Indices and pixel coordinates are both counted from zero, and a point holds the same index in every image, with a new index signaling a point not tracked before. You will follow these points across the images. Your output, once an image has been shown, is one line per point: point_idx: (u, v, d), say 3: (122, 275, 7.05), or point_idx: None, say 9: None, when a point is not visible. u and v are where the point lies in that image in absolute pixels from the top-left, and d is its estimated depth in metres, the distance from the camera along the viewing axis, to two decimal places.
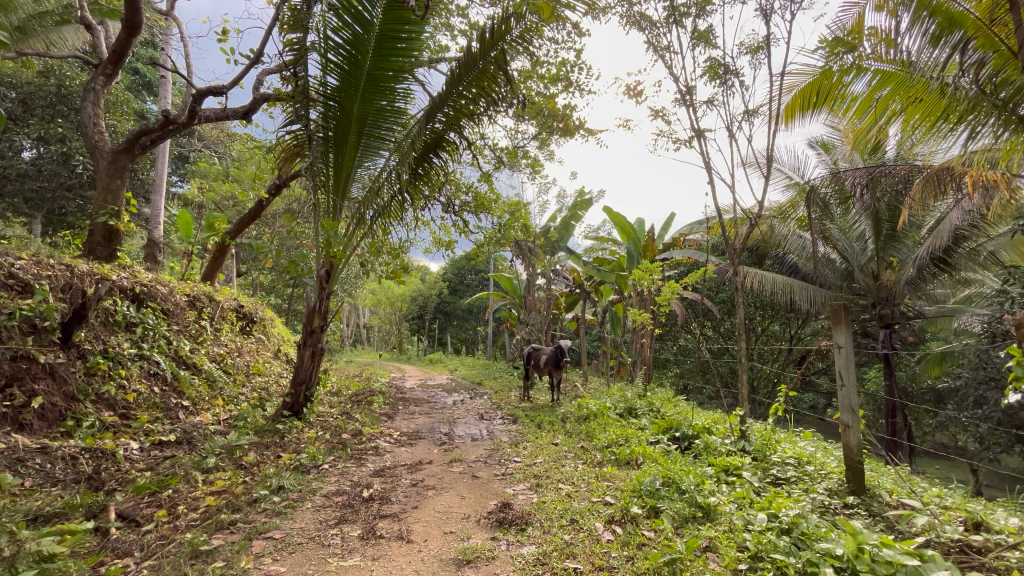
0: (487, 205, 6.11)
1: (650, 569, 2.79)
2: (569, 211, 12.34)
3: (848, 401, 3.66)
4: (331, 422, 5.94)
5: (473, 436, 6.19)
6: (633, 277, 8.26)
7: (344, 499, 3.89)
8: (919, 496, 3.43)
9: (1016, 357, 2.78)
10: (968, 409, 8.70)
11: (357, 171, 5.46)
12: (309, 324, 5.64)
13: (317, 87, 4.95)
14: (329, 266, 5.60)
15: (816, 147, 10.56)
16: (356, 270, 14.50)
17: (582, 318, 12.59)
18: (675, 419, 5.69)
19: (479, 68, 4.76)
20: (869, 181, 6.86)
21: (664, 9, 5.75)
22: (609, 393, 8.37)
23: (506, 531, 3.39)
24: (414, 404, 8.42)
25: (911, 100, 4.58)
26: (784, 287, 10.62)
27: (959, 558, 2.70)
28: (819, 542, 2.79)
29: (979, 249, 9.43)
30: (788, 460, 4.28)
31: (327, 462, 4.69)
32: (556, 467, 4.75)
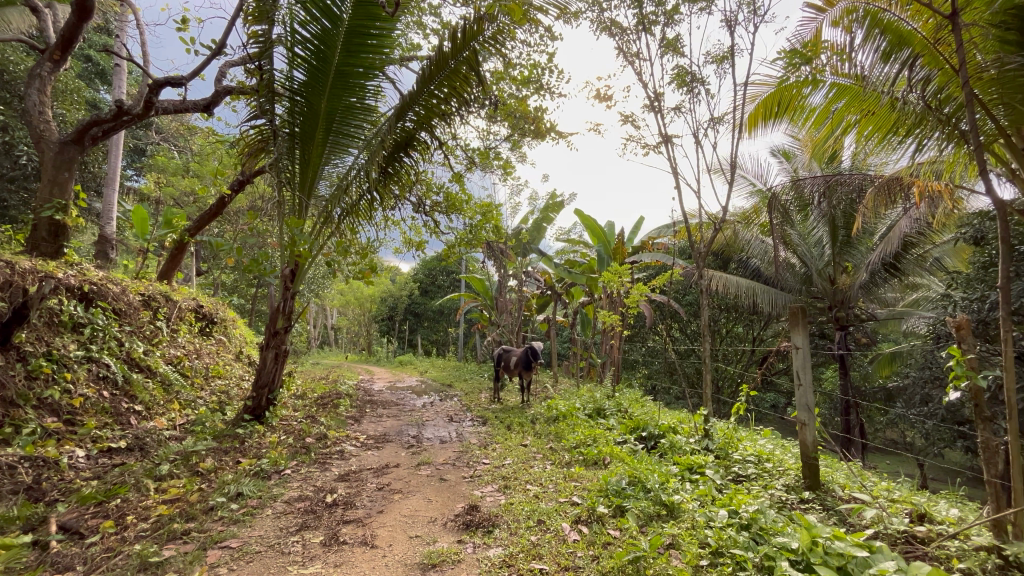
0: (458, 206, 5.92)
1: (614, 568, 2.82)
2: (541, 213, 12.42)
3: (805, 400, 3.82)
4: (295, 426, 5.77)
5: (441, 438, 6.13)
6: (602, 280, 8.34)
7: (307, 505, 3.79)
8: (869, 490, 3.59)
9: (955, 356, 2.94)
10: (916, 406, 9.18)
11: (325, 168, 5.36)
12: (273, 325, 5.48)
13: (284, 82, 4.83)
14: (295, 265, 5.45)
15: (777, 155, 10.96)
16: (323, 270, 14.18)
17: (553, 319, 12.68)
18: (642, 420, 5.79)
19: (451, 68, 4.73)
20: (827, 189, 7.22)
21: (634, 17, 5.87)
22: (578, 394, 8.45)
23: (472, 534, 3.37)
24: (382, 407, 8.28)
25: (864, 112, 4.78)
26: (747, 290, 10.97)
27: (905, 549, 2.85)
28: (776, 536, 2.89)
29: (926, 256, 10.00)
30: (749, 458, 4.42)
31: (289, 467, 4.56)
32: (525, 468, 4.76)
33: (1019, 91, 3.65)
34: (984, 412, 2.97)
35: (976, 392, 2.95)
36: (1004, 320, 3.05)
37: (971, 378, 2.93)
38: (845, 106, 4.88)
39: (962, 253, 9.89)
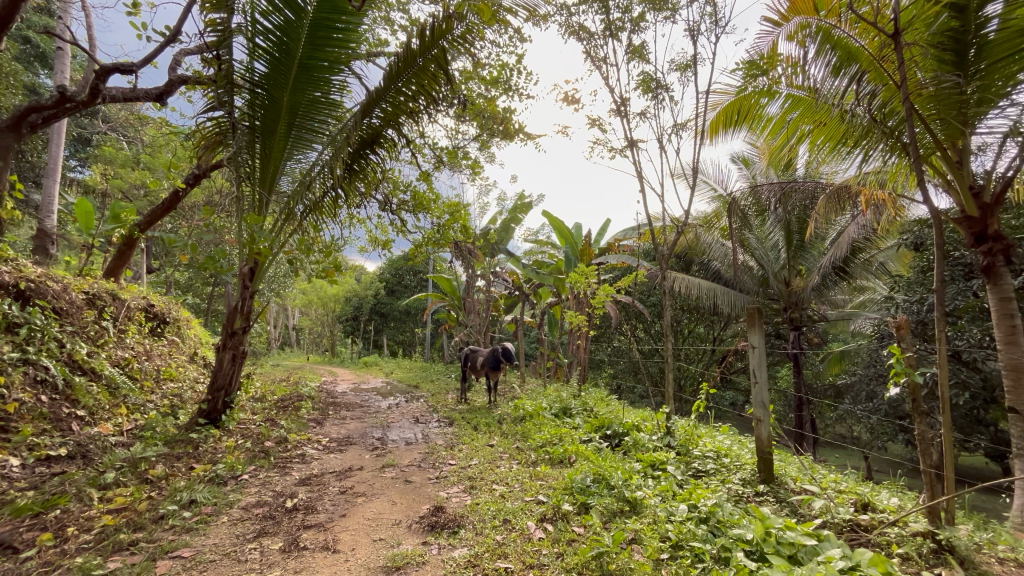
0: (425, 205, 5.77)
1: (579, 565, 2.85)
2: (509, 213, 12.44)
3: (761, 397, 3.99)
4: (253, 430, 5.56)
5: (407, 440, 6.06)
6: (569, 281, 8.44)
7: (265, 510, 3.67)
8: (818, 482, 3.78)
9: (896, 354, 3.15)
10: (862, 402, 9.72)
11: (287, 163, 5.21)
12: (230, 326, 5.27)
13: (244, 73, 4.66)
14: (254, 263, 5.26)
15: (737, 162, 11.38)
16: (285, 268, 13.76)
17: (521, 319, 12.75)
18: (607, 418, 5.91)
19: (419, 66, 4.67)
20: (782, 195, 7.59)
21: (602, 22, 5.97)
22: (545, 393, 8.52)
23: (438, 535, 3.34)
24: (347, 409, 8.09)
25: (817, 123, 5.04)
26: (708, 291, 11.32)
27: (850, 537, 3.03)
28: (732, 528, 3.01)
29: (871, 260, 10.62)
30: (708, 453, 4.57)
31: (247, 472, 4.40)
32: (491, 467, 4.77)
33: (952, 108, 3.95)
34: (921, 406, 3.18)
35: (913, 388, 3.15)
36: (938, 321, 3.28)
37: (909, 374, 3.13)
38: (799, 117, 5.13)
39: (903, 258, 10.54)
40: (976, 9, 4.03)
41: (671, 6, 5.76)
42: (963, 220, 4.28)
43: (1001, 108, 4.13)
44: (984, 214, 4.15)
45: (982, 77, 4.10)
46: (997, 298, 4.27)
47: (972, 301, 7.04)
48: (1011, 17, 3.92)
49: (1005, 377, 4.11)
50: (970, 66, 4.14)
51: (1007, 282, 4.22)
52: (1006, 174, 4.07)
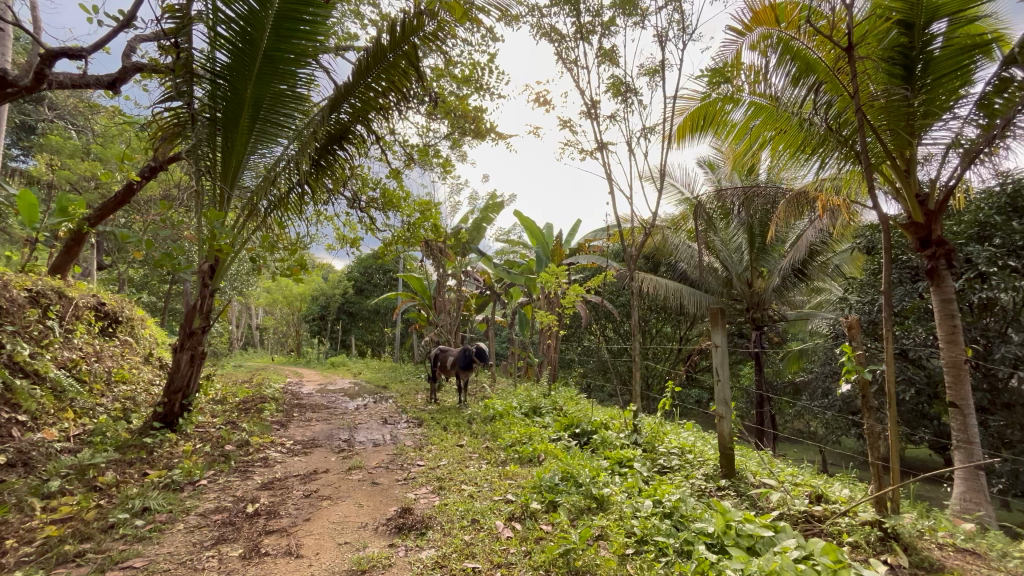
0: (395, 203, 5.64)
1: (545, 563, 2.87)
2: (480, 213, 12.40)
3: (723, 394, 4.12)
4: (212, 433, 5.35)
5: (375, 441, 5.97)
6: (540, 280, 8.49)
7: (224, 516, 3.55)
8: (776, 476, 3.93)
9: (847, 352, 3.32)
10: (818, 398, 10.14)
11: (251, 158, 5.06)
12: (188, 325, 5.06)
13: (204, 63, 4.49)
14: (214, 261, 5.06)
15: (703, 166, 11.71)
16: (248, 266, 13.33)
17: (492, 318, 12.76)
18: (576, 417, 5.98)
19: (389, 61, 4.58)
20: (745, 198, 7.85)
21: (572, 25, 6.04)
22: (515, 393, 8.51)
23: (405, 537, 3.30)
24: (312, 411, 7.91)
25: (778, 130, 5.24)
26: (675, 292, 11.60)
27: (805, 527, 3.17)
28: (694, 522, 3.09)
29: (827, 263, 11.12)
30: (673, 450, 4.68)
31: (206, 477, 4.24)
32: (460, 468, 4.75)
33: (901, 120, 4.16)
34: (870, 402, 3.36)
35: (863, 385, 3.32)
36: (886, 321, 3.47)
37: (859, 372, 3.31)
38: (761, 124, 5.32)
39: (855, 261, 11.05)
40: (923, 25, 4.27)
41: (640, 12, 5.88)
42: (910, 225, 4.60)
43: (945, 120, 4.45)
44: (929, 220, 4.50)
45: (929, 91, 4.39)
46: (940, 299, 4.56)
47: (917, 302, 7.46)
48: (953, 35, 4.25)
49: (946, 373, 4.38)
50: (918, 80, 4.41)
51: (949, 283, 4.53)
52: (948, 183, 4.40)
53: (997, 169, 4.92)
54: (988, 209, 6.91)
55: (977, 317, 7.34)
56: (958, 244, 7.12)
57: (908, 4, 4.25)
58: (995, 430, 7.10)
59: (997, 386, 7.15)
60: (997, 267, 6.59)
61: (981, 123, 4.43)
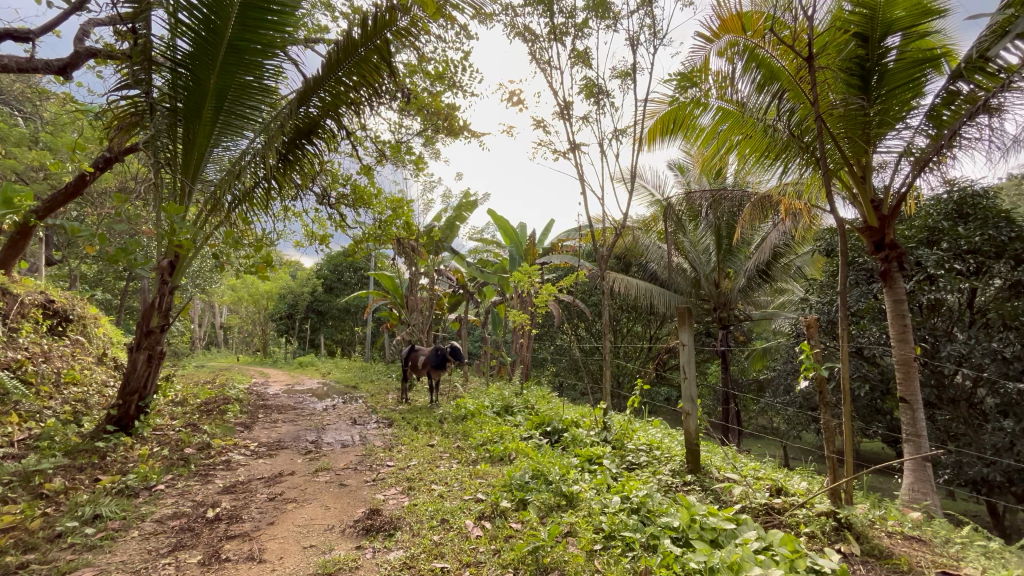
0: (366, 200, 5.54)
1: (514, 560, 2.89)
2: (454, 212, 12.29)
3: (690, 391, 4.21)
4: (171, 436, 5.13)
5: (343, 442, 5.84)
6: (513, 280, 8.49)
7: (182, 522, 3.42)
8: (739, 470, 4.05)
9: (806, 350, 3.45)
10: (781, 395, 10.50)
11: (214, 150, 4.88)
12: (145, 324, 4.84)
13: (164, 51, 4.31)
14: (174, 257, 4.86)
15: (673, 169, 11.94)
16: (211, 263, 12.86)
17: (465, 318, 12.71)
18: (547, 415, 6.03)
19: (360, 56, 4.49)
20: (714, 201, 8.05)
21: (546, 26, 6.06)
22: (487, 392, 8.47)
23: (373, 539, 3.25)
24: (278, 412, 7.69)
25: (744, 135, 5.40)
26: (645, 291, 11.81)
27: (765, 519, 3.28)
28: (661, 517, 3.16)
29: (789, 265, 11.53)
30: (641, 447, 4.76)
31: (162, 482, 4.07)
32: (431, 468, 4.72)
33: (858, 128, 4.39)
34: (827, 398, 3.50)
35: (820, 381, 3.46)
36: (843, 320, 3.62)
37: (817, 369, 3.45)
38: (729, 129, 5.47)
39: (816, 263, 11.45)
40: (879, 39, 4.52)
41: (612, 15, 5.95)
42: (865, 229, 4.84)
43: (897, 130, 4.69)
44: (883, 224, 4.74)
45: (884, 101, 4.61)
46: (892, 299, 4.79)
47: (872, 303, 7.82)
48: (906, 49, 4.47)
49: (897, 370, 4.62)
50: (873, 90, 4.63)
51: (900, 286, 4.77)
52: (901, 189, 4.63)
53: (944, 180, 5.19)
54: (937, 215, 7.32)
55: (925, 317, 7.74)
56: (909, 248, 7.50)
57: (864, 19, 4.52)
58: (942, 424, 7.52)
59: (943, 382, 7.57)
60: (944, 270, 6.99)
61: (931, 133, 4.69)
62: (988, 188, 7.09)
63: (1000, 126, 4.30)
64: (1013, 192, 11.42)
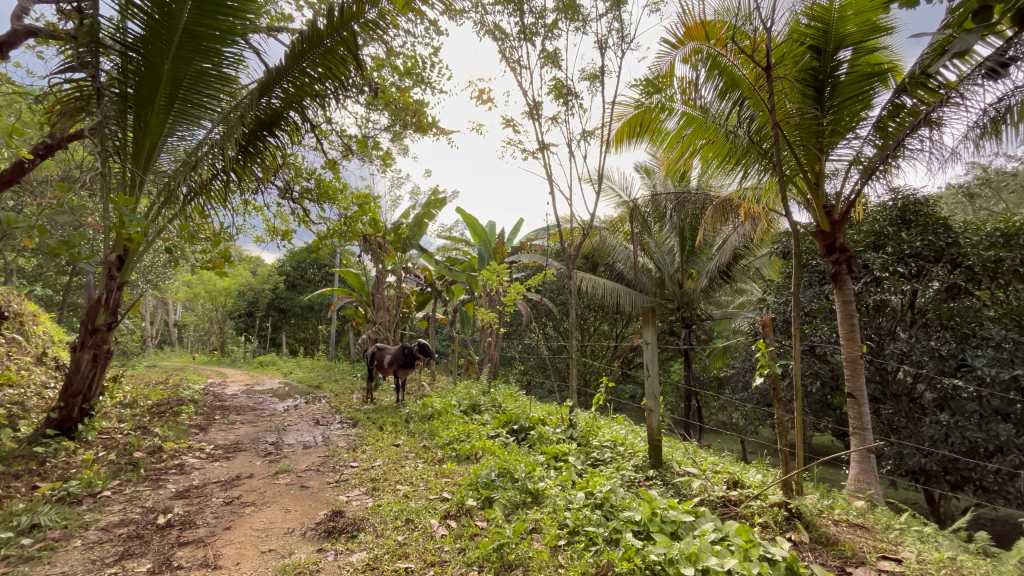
0: (331, 194, 5.34)
1: (479, 558, 2.90)
2: (422, 209, 12.12)
3: (653, 388, 4.32)
4: (118, 440, 4.86)
5: (305, 444, 5.69)
6: (482, 278, 8.46)
7: (131, 529, 3.25)
8: (698, 464, 4.17)
9: (762, 348, 3.60)
10: (740, 391, 10.90)
11: (169, 140, 4.65)
12: (90, 321, 4.58)
13: (113, 33, 4.10)
14: (123, 251, 4.62)
15: (640, 171, 12.18)
16: (164, 258, 12.26)
17: (433, 317, 12.58)
18: (514, 413, 6.05)
19: (326, 47, 4.38)
20: (678, 203, 8.29)
21: (517, 26, 6.08)
22: (455, 391, 8.43)
23: (335, 540, 3.19)
24: (237, 413, 7.40)
25: (707, 140, 5.55)
26: (612, 291, 12.02)
27: (722, 511, 3.42)
28: (623, 512, 3.23)
29: (749, 266, 11.95)
30: (605, 443, 4.85)
31: (109, 488, 3.87)
32: (395, 468, 4.66)
33: (811, 137, 4.62)
34: (780, 394, 3.67)
35: (774, 378, 3.62)
36: (795, 319, 3.80)
37: (771, 366, 3.60)
38: (693, 133, 5.61)
39: (773, 265, 11.92)
40: (831, 52, 4.76)
41: (582, 18, 6.03)
42: (817, 233, 5.11)
43: (847, 139, 4.97)
44: (833, 228, 5.01)
45: (836, 112, 4.86)
46: (842, 300, 5.05)
47: (823, 303, 8.23)
48: (857, 63, 4.71)
49: (846, 367, 4.88)
50: (826, 101, 4.88)
51: (849, 286, 5.03)
52: (850, 196, 4.91)
53: (889, 189, 5.51)
54: (882, 221, 7.74)
55: (872, 317, 8.17)
56: (858, 252, 7.92)
57: (819, 33, 4.75)
58: (885, 418, 7.96)
59: (887, 378, 8.04)
60: (889, 272, 7.43)
61: (878, 143, 4.97)
62: (928, 196, 7.57)
63: (939, 139, 4.60)
64: (951, 200, 12.24)
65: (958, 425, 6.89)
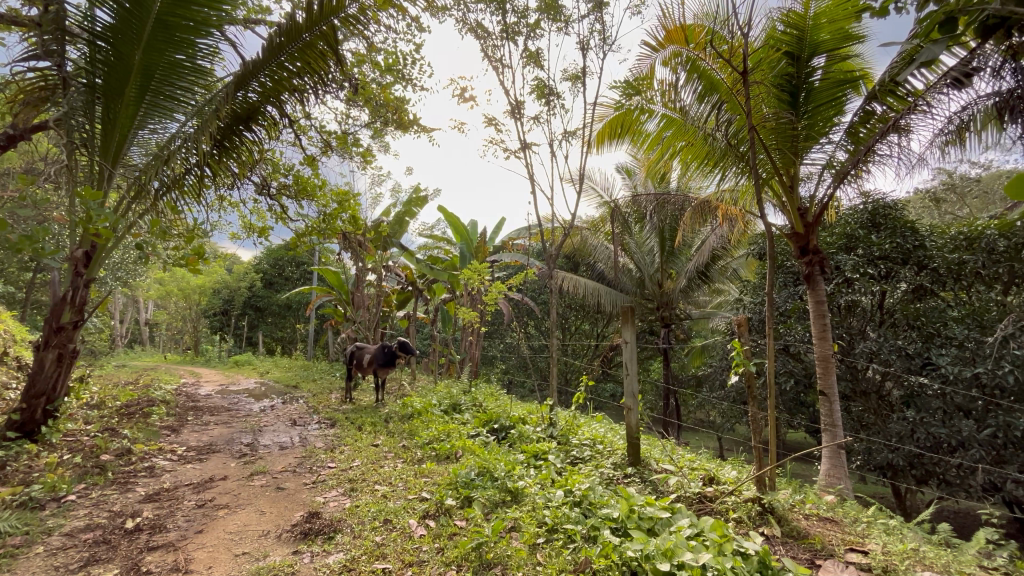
0: (310, 190, 5.22)
1: (458, 557, 2.89)
2: (403, 207, 12.01)
3: (631, 387, 4.37)
4: (84, 443, 4.70)
5: (281, 444, 5.59)
6: (463, 277, 8.43)
7: (97, 534, 3.15)
8: (675, 462, 4.24)
9: (737, 347, 3.68)
10: (717, 389, 11.11)
11: (140, 133, 4.52)
12: (55, 320, 4.40)
13: (81, 21, 3.95)
14: (91, 247, 4.45)
15: (621, 172, 12.29)
16: (135, 254, 11.89)
17: (414, 316, 12.49)
18: (494, 412, 6.04)
19: (305, 41, 4.29)
20: (658, 204, 8.40)
21: (499, 24, 6.07)
22: (435, 390, 8.40)
23: (311, 542, 3.15)
24: (211, 414, 7.23)
25: (687, 142, 5.64)
26: (593, 291, 12.11)
27: (698, 507, 3.48)
28: (601, 509, 3.27)
29: (727, 266, 12.17)
30: (585, 441, 4.89)
31: (74, 492, 3.74)
32: (374, 468, 4.61)
33: (786, 141, 4.74)
34: (755, 392, 3.74)
35: (749, 377, 3.70)
36: (770, 319, 3.88)
37: (746, 365, 3.68)
38: (672, 135, 5.71)
39: (749, 266, 12.17)
40: (806, 58, 4.88)
41: (564, 18, 6.06)
42: (793, 235, 5.24)
43: (821, 144, 5.11)
44: (807, 231, 5.15)
45: (810, 117, 4.99)
46: (815, 301, 5.19)
47: (797, 303, 8.45)
48: (830, 69, 4.84)
49: (818, 366, 5.02)
50: (801, 106, 5.00)
51: (821, 287, 5.17)
52: (823, 200, 5.06)
53: (859, 193, 5.68)
54: (854, 224, 7.97)
55: (843, 317, 8.41)
56: (830, 253, 8.14)
57: (794, 39, 4.89)
58: (855, 415, 8.21)
59: (857, 377, 8.29)
60: (860, 273, 7.66)
61: (849, 148, 5.12)
62: (896, 201, 7.83)
63: (908, 145, 4.76)
64: (918, 204, 12.69)
65: (923, 421, 7.16)
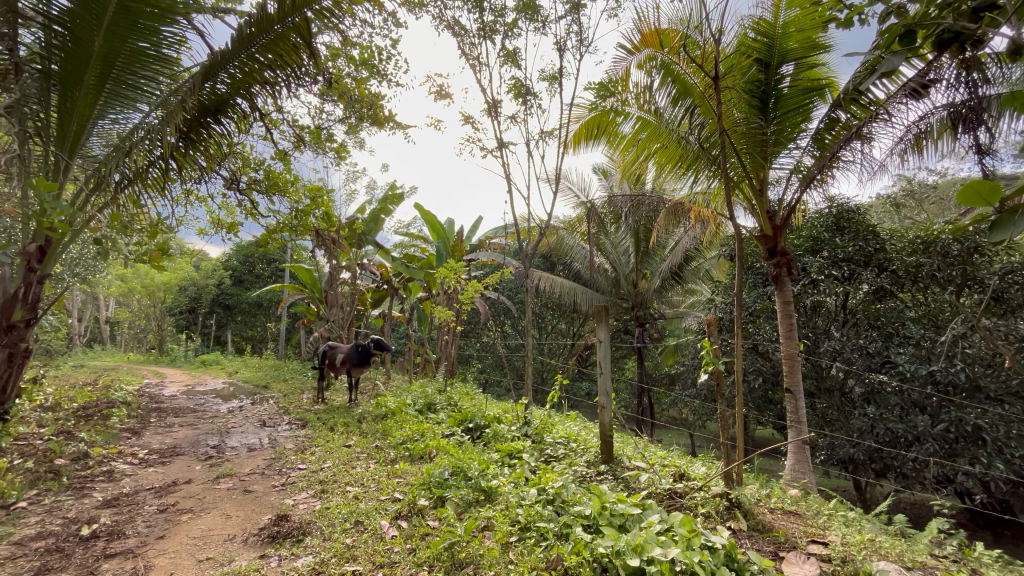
0: (281, 186, 5.09)
1: (429, 558, 2.88)
2: (379, 204, 11.84)
3: (605, 386, 4.42)
4: (37, 447, 4.48)
5: (249, 446, 5.45)
6: (439, 275, 8.37)
7: (50, 542, 3.01)
8: (647, 459, 4.31)
9: (707, 346, 3.77)
10: (689, 387, 11.33)
11: (100, 122, 4.36)
12: (5, 318, 4.18)
13: (34, 4, 3.72)
14: (45, 241, 4.20)
15: (597, 172, 12.41)
16: (95, 250, 11.39)
17: (389, 314, 12.34)
18: (470, 412, 6.02)
19: (277, 32, 4.19)
20: (633, 205, 8.51)
21: (477, 22, 6.04)
22: (409, 390, 8.32)
23: (279, 546, 3.08)
24: (175, 416, 6.99)
25: (660, 144, 5.74)
26: (569, 290, 12.20)
27: (668, 503, 3.55)
28: (573, 506, 3.30)
29: (699, 267, 12.41)
30: (559, 440, 4.92)
31: (25, 499, 3.56)
32: (346, 469, 4.53)
33: (756, 146, 4.88)
34: (723, 390, 3.84)
35: (718, 375, 3.79)
36: (739, 319, 3.98)
37: (715, 364, 3.77)
38: (647, 137, 5.80)
39: (721, 266, 12.45)
40: (776, 66, 5.03)
41: (541, 19, 6.07)
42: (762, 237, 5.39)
43: (789, 150, 5.29)
44: (775, 233, 5.32)
45: (778, 123, 5.15)
46: (782, 301, 5.35)
47: (766, 303, 8.68)
48: (798, 77, 5.01)
49: (784, 364, 5.18)
50: (770, 112, 5.15)
51: (788, 288, 5.33)
52: (790, 203, 5.23)
53: (824, 198, 5.88)
54: (819, 227, 8.25)
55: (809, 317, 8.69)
56: (797, 256, 8.41)
57: (764, 47, 5.02)
58: (819, 411, 8.49)
59: (821, 375, 8.58)
60: (825, 275, 7.94)
61: (815, 154, 5.30)
62: (859, 206, 8.14)
63: (869, 152, 4.97)
64: (879, 209, 13.23)
65: (882, 417, 7.46)
